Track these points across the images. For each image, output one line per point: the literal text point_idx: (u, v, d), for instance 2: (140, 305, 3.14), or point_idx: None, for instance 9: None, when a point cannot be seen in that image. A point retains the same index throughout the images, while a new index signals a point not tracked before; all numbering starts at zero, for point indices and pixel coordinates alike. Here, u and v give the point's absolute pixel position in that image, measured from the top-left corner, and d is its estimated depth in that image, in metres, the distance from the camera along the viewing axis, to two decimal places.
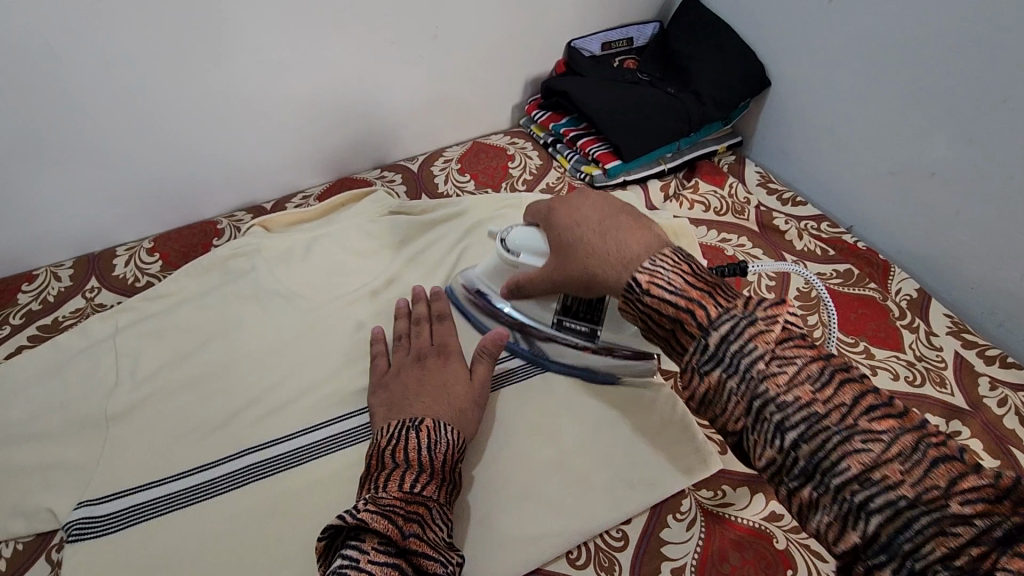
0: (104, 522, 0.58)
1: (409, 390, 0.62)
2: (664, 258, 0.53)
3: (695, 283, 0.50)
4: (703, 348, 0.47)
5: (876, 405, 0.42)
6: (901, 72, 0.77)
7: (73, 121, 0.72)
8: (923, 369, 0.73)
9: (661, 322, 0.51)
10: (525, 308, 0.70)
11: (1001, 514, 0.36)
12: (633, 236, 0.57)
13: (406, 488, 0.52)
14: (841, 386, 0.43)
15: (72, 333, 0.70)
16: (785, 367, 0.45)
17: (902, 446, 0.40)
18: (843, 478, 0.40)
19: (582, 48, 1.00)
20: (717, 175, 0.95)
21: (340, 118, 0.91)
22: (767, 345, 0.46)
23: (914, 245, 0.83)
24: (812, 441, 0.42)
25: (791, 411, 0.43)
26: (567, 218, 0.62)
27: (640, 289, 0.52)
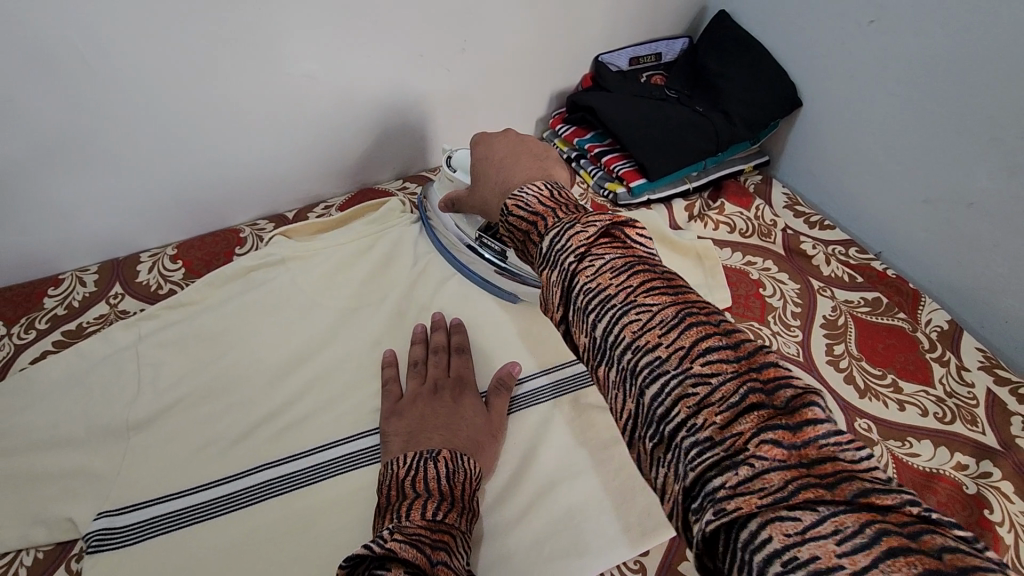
0: (123, 534, 0.58)
1: (422, 422, 0.61)
2: (534, 185, 0.57)
3: (548, 203, 0.54)
4: (540, 256, 0.49)
5: (720, 349, 0.38)
6: (942, 98, 0.74)
7: (105, 127, 0.73)
8: (953, 405, 0.71)
9: (519, 234, 0.54)
10: (461, 223, 0.81)
11: (755, 393, 0.36)
12: (521, 168, 0.64)
13: (430, 516, 0.48)
14: (688, 331, 0.39)
15: (96, 340, 0.71)
16: (641, 312, 0.41)
17: (670, 322, 0.40)
18: (675, 427, 0.37)
19: (609, 63, 0.99)
20: (744, 196, 0.93)
21: (366, 128, 0.91)
22: (621, 287, 0.42)
23: (947, 274, 0.81)
24: (653, 387, 0.39)
25: (640, 359, 0.40)
26: (481, 151, 0.70)
27: (507, 211, 0.56)
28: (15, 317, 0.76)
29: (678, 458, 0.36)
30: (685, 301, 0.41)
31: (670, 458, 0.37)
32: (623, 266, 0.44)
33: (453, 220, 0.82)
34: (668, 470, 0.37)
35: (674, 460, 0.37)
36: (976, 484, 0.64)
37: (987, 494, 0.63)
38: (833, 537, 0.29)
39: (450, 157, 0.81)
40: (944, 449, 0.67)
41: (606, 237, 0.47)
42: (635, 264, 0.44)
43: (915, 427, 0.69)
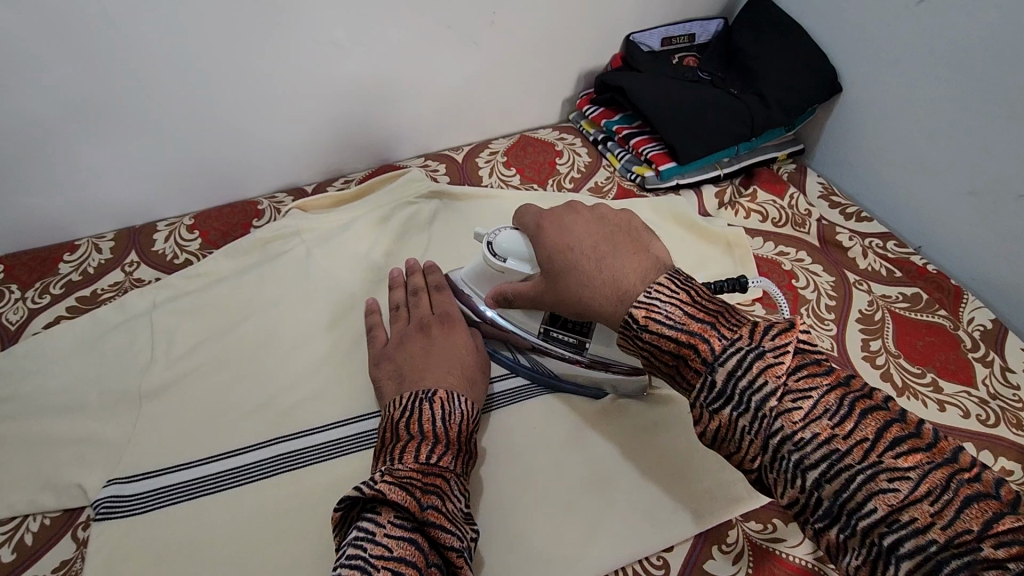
0: (134, 501, 0.57)
1: (410, 363, 0.60)
2: (660, 285, 0.50)
3: (691, 312, 0.48)
4: (714, 392, 0.45)
5: (988, 505, 0.37)
6: (996, 83, 0.70)
7: (125, 92, 0.71)
8: (997, 408, 0.67)
9: (664, 356, 0.49)
10: (514, 317, 0.65)
11: (946, 475, 0.38)
12: (628, 262, 0.54)
13: (422, 460, 0.51)
14: (963, 504, 0.37)
15: (110, 307, 0.69)
16: (894, 481, 0.39)
17: (840, 411, 0.42)
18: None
19: (640, 43, 0.96)
20: (778, 185, 0.90)
21: (390, 102, 0.88)
22: (856, 442, 0.40)
23: (992, 272, 0.77)
24: (923, 567, 0.37)
25: (893, 527, 0.38)
26: (556, 241, 0.58)
27: (638, 326, 0.50)
28: (30, 282, 0.74)
29: (879, 553, 0.38)
30: (850, 387, 0.43)
31: (870, 551, 0.39)
32: (838, 405, 0.42)
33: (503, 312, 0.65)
34: (864, 563, 0.39)
35: (876, 555, 0.39)
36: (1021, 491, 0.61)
37: None
38: None
39: (493, 241, 0.62)
40: (987, 453, 0.63)
41: (803, 365, 0.44)
42: (854, 399, 0.42)
43: (955, 428, 0.65)
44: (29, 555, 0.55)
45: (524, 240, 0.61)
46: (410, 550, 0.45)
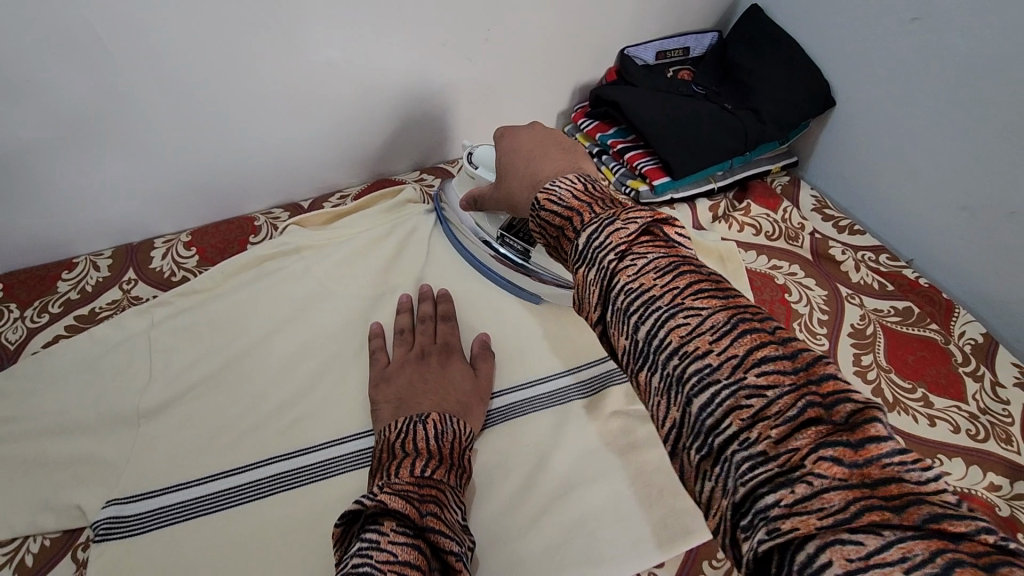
0: (130, 522, 0.57)
1: (411, 387, 0.62)
2: (566, 179, 0.55)
3: (583, 197, 0.51)
4: (578, 253, 0.47)
5: (775, 359, 0.36)
6: (987, 100, 0.71)
7: (125, 113, 0.72)
8: (986, 423, 0.68)
9: (552, 230, 0.52)
10: (480, 223, 0.77)
11: (813, 406, 0.34)
12: (555, 160, 0.60)
13: (418, 473, 0.51)
14: (741, 337, 0.38)
15: (107, 327, 0.70)
16: (688, 316, 0.40)
17: (722, 326, 0.39)
18: (723, 436, 0.36)
19: (634, 57, 0.96)
20: (771, 198, 0.90)
21: (387, 118, 0.89)
22: (668, 288, 0.41)
23: (983, 285, 0.78)
24: (698, 395, 0.37)
25: (685, 358, 0.39)
26: (505, 145, 0.67)
27: (538, 206, 0.54)
28: (29, 300, 0.75)
29: (727, 471, 0.35)
30: (742, 308, 0.40)
31: (718, 470, 0.36)
32: (669, 269, 0.43)
33: (473, 220, 0.78)
34: (715, 483, 0.36)
35: (723, 472, 0.35)
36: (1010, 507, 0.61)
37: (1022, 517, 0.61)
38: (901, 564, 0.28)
39: (472, 153, 0.79)
40: (976, 468, 0.64)
41: (651, 236, 0.45)
42: (687, 266, 0.43)
43: (945, 443, 0.66)
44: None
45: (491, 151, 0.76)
46: (416, 554, 0.44)
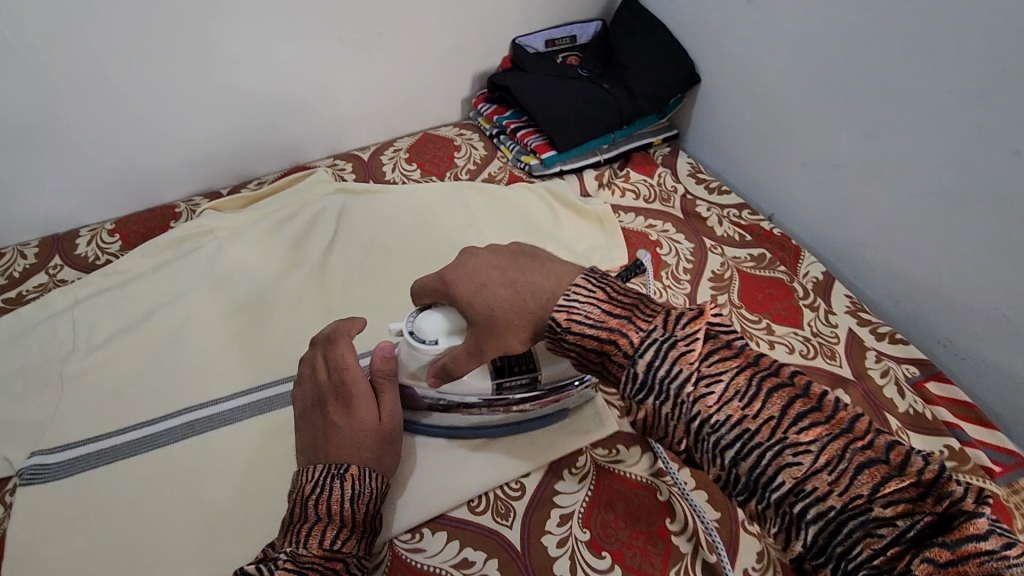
0: (54, 469, 0.64)
1: (315, 446, 0.57)
2: (578, 288, 0.51)
3: (611, 311, 0.48)
4: (637, 384, 0.45)
5: (899, 488, 0.37)
6: (806, 67, 0.83)
7: (42, 109, 0.80)
8: (817, 343, 0.78)
9: (590, 355, 0.49)
10: (464, 388, 0.60)
11: None
12: (542, 275, 0.53)
13: (327, 545, 0.52)
14: (858, 473, 0.38)
15: (34, 306, 0.76)
16: (797, 453, 0.39)
17: (928, 543, 0.36)
18: (856, 565, 0.37)
19: (526, 45, 1.05)
20: (648, 165, 1.01)
21: (296, 107, 0.97)
22: (765, 420, 0.41)
23: (824, 230, 0.89)
24: (829, 533, 0.38)
25: (802, 495, 0.39)
26: (468, 287, 0.54)
27: (562, 328, 0.50)
28: None
29: None
30: (760, 366, 0.43)
31: None
32: (835, 457, 0.39)
33: (452, 388, 0.60)
34: None
35: None
36: None
37: None
38: None
39: (415, 326, 0.56)
40: None
41: (716, 350, 0.45)
42: (778, 391, 0.42)
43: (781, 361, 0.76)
44: None
45: (450, 310, 0.56)
46: None
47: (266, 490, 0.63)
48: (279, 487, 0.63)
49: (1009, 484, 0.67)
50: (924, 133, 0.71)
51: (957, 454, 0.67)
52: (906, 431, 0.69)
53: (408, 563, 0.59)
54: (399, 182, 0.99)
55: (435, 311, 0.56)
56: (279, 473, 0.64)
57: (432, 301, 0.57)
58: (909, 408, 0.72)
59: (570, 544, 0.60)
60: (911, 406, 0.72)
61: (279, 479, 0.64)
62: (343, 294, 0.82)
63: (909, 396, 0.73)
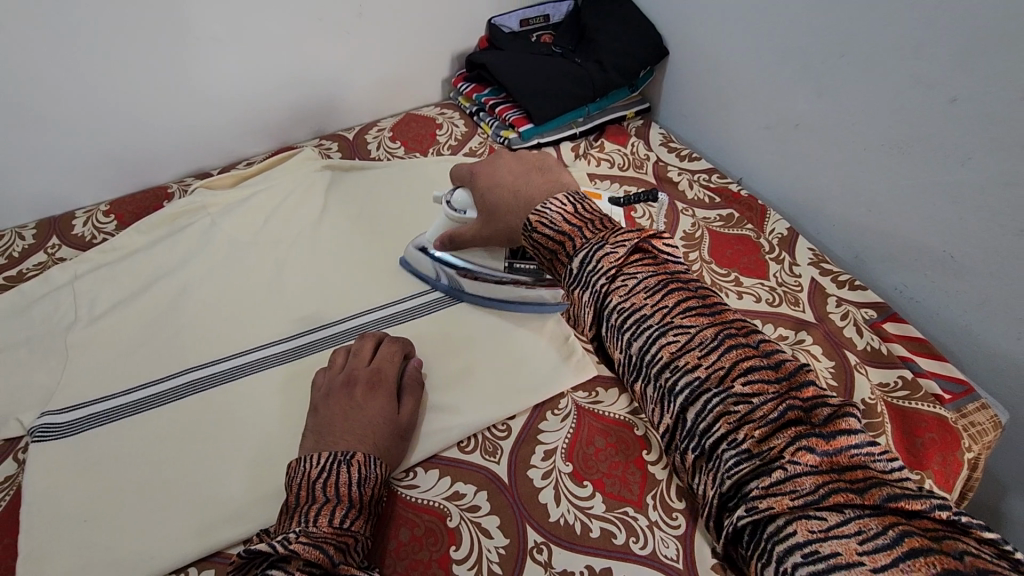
0: (63, 428, 0.66)
1: (333, 418, 0.61)
2: (557, 200, 0.58)
3: (573, 219, 0.55)
4: (572, 276, 0.52)
5: (761, 369, 0.42)
6: (765, 34, 0.88)
7: (35, 94, 0.83)
8: (782, 292, 0.83)
9: (546, 251, 0.56)
10: (480, 260, 0.75)
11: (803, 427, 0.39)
12: (539, 181, 0.63)
13: (338, 523, 0.52)
14: (726, 351, 0.43)
15: (36, 281, 0.80)
16: (678, 334, 0.45)
17: (770, 413, 0.40)
18: (714, 437, 0.41)
19: (501, 25, 1.09)
20: (621, 136, 1.06)
21: (281, 87, 1.01)
22: (658, 308, 0.46)
23: (788, 190, 0.94)
24: (693, 403, 0.43)
25: (675, 369, 0.44)
26: (486, 182, 0.67)
27: (532, 227, 0.57)
28: None
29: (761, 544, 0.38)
30: (684, 280, 0.48)
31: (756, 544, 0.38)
32: (712, 339, 0.44)
33: (474, 260, 0.76)
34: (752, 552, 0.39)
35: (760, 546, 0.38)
36: (791, 348, 0.76)
37: (799, 355, 0.76)
38: (857, 536, 0.35)
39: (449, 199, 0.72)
40: (770, 325, 0.79)
41: (682, 300, 0.47)
42: (694, 307, 0.46)
43: (749, 310, 0.81)
44: None
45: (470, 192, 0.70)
46: None
47: (269, 438, 0.67)
48: (281, 435, 0.67)
49: (958, 409, 0.72)
50: (875, 91, 0.77)
51: (909, 382, 0.73)
52: (864, 366, 0.75)
53: (403, 498, 0.63)
54: (385, 159, 1.02)
55: (462, 188, 0.71)
56: (279, 422, 0.68)
57: (461, 181, 0.72)
58: (867, 346, 0.77)
59: (554, 476, 0.65)
60: (868, 344, 0.78)
61: (280, 428, 0.67)
62: (333, 261, 0.85)
63: (867, 334, 0.78)
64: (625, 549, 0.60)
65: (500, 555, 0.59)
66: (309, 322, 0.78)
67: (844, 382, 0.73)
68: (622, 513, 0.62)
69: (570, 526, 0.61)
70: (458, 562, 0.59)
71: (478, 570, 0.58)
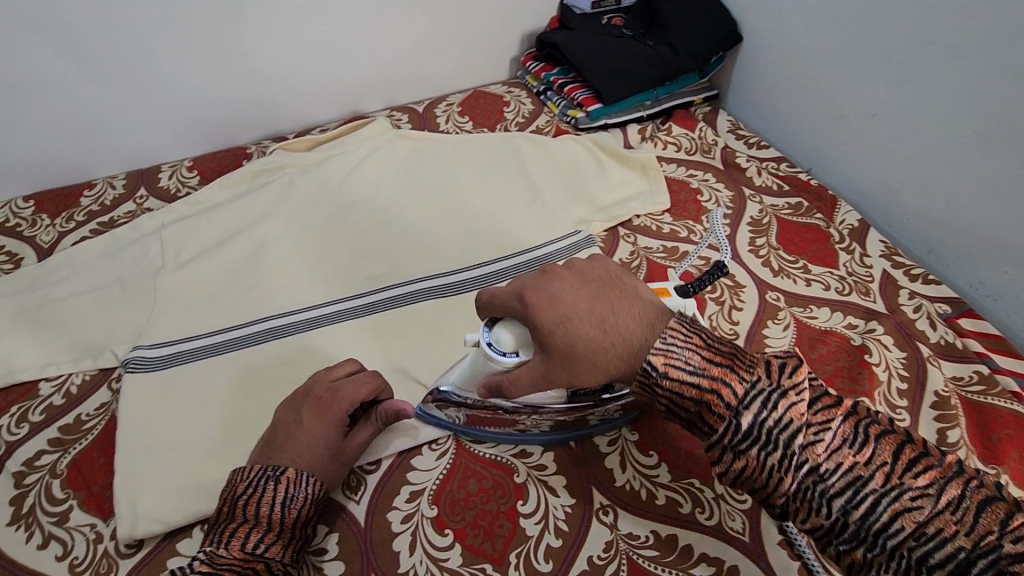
0: (153, 362, 0.70)
1: (273, 436, 0.58)
2: (668, 330, 0.49)
3: (711, 356, 0.47)
4: (738, 434, 0.44)
5: (916, 452, 0.40)
6: (846, 20, 0.86)
7: (133, 49, 0.87)
8: (852, 282, 0.82)
9: (688, 406, 0.47)
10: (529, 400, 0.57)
11: (974, 490, 0.38)
12: (628, 312, 0.51)
13: (249, 547, 0.50)
14: (980, 510, 0.38)
15: (128, 227, 0.84)
16: (820, 431, 0.42)
17: (958, 502, 0.38)
18: (899, 538, 0.39)
19: (573, 6, 1.10)
20: (689, 120, 1.05)
21: (357, 56, 1.03)
22: (877, 466, 0.40)
23: (861, 183, 0.92)
24: (857, 506, 0.40)
25: (831, 475, 0.41)
26: (550, 316, 0.50)
27: (658, 373, 0.47)
28: (58, 212, 0.88)
29: None
30: (861, 413, 0.42)
31: None
32: (856, 432, 0.42)
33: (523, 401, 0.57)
34: None
35: None
36: (860, 337, 0.75)
37: (869, 345, 0.75)
38: None
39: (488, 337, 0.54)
40: (839, 313, 0.79)
41: (818, 397, 0.43)
42: (868, 427, 0.42)
43: (817, 297, 0.81)
44: (74, 400, 0.68)
45: (522, 328, 0.53)
46: None
47: None
48: None
49: None
50: (961, 81, 0.75)
51: (985, 378, 0.72)
52: (937, 359, 0.73)
53: (472, 451, 0.65)
54: (453, 132, 1.04)
55: (510, 324, 0.54)
56: None
57: (506, 312, 0.54)
58: (940, 339, 0.76)
59: (620, 444, 0.66)
60: (942, 338, 0.76)
61: None
62: (402, 225, 0.87)
63: (941, 328, 0.77)
64: (691, 517, 0.60)
65: (566, 513, 0.60)
66: (381, 281, 0.80)
67: (916, 374, 0.72)
68: (688, 484, 0.62)
69: (636, 492, 0.62)
70: (525, 515, 0.60)
71: (545, 526, 0.59)
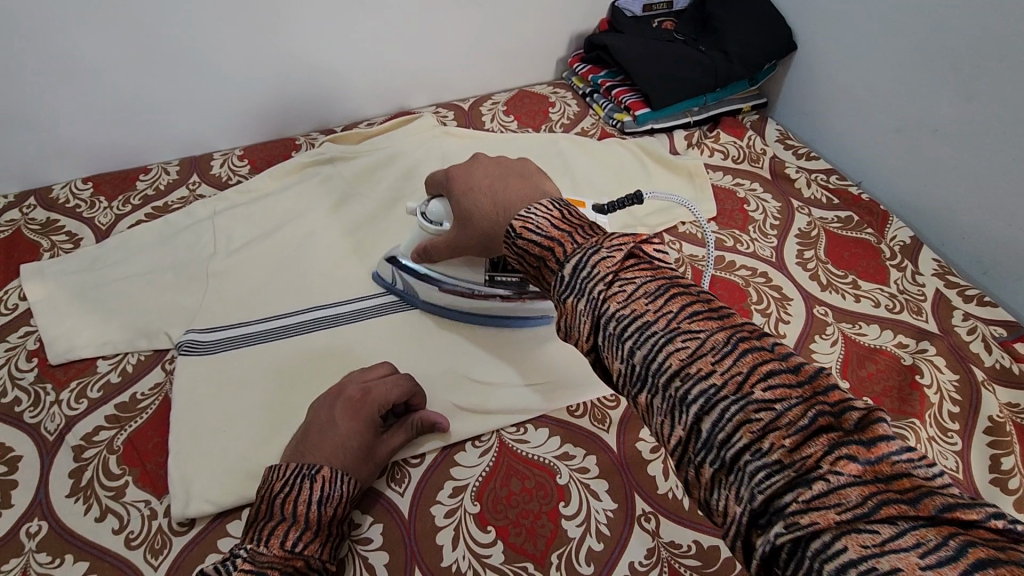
0: (206, 346, 0.71)
1: (304, 433, 0.59)
2: (541, 206, 0.55)
3: (561, 225, 0.52)
4: (563, 285, 0.47)
5: (780, 373, 0.37)
6: (909, 32, 0.85)
7: (196, 38, 0.89)
8: (903, 300, 0.81)
9: (530, 260, 0.52)
10: (456, 269, 0.70)
11: (823, 416, 0.35)
12: (521, 193, 0.58)
13: (288, 546, 0.50)
14: (819, 434, 0.34)
15: (182, 213, 0.86)
16: (686, 338, 0.40)
17: (800, 421, 0.35)
18: (735, 450, 0.36)
19: (624, 9, 1.09)
20: (738, 127, 1.04)
21: (408, 52, 1.04)
22: (731, 376, 0.38)
23: (915, 199, 0.90)
24: (708, 412, 0.38)
25: (689, 380, 0.39)
26: (462, 188, 0.62)
27: (515, 234, 0.53)
28: (114, 195, 0.91)
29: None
30: (751, 337, 0.40)
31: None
32: (724, 343, 0.40)
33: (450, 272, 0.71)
34: None
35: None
36: (911, 357, 0.74)
37: (921, 365, 0.73)
38: (914, 549, 0.30)
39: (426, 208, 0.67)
40: (889, 331, 0.77)
41: (690, 307, 0.42)
42: (740, 340, 0.39)
43: (867, 314, 0.79)
44: (129, 379, 0.70)
45: (446, 201, 0.65)
46: None
47: None
48: None
49: None
50: None
51: None
52: (992, 383, 0.72)
53: (515, 451, 0.65)
54: (499, 131, 1.05)
55: (440, 198, 0.66)
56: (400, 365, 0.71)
57: (438, 188, 0.66)
58: (995, 363, 0.74)
59: (663, 452, 0.65)
60: (997, 362, 0.74)
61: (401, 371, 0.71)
62: None
63: (996, 352, 0.75)
64: None
65: (608, 518, 0.60)
66: None
67: (969, 398, 0.70)
68: None
69: (678, 501, 0.62)
70: (567, 517, 0.60)
71: (587, 529, 0.60)
